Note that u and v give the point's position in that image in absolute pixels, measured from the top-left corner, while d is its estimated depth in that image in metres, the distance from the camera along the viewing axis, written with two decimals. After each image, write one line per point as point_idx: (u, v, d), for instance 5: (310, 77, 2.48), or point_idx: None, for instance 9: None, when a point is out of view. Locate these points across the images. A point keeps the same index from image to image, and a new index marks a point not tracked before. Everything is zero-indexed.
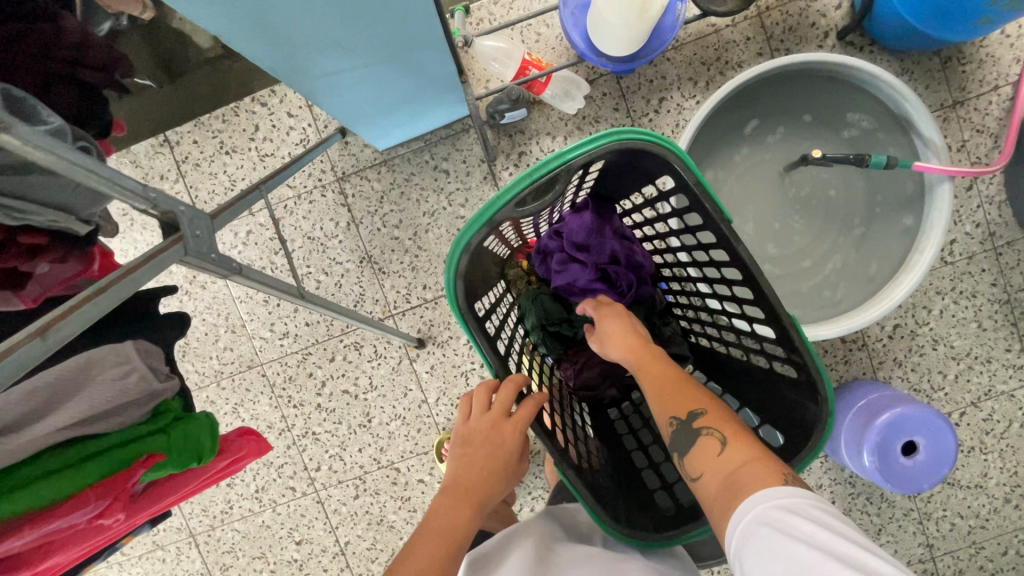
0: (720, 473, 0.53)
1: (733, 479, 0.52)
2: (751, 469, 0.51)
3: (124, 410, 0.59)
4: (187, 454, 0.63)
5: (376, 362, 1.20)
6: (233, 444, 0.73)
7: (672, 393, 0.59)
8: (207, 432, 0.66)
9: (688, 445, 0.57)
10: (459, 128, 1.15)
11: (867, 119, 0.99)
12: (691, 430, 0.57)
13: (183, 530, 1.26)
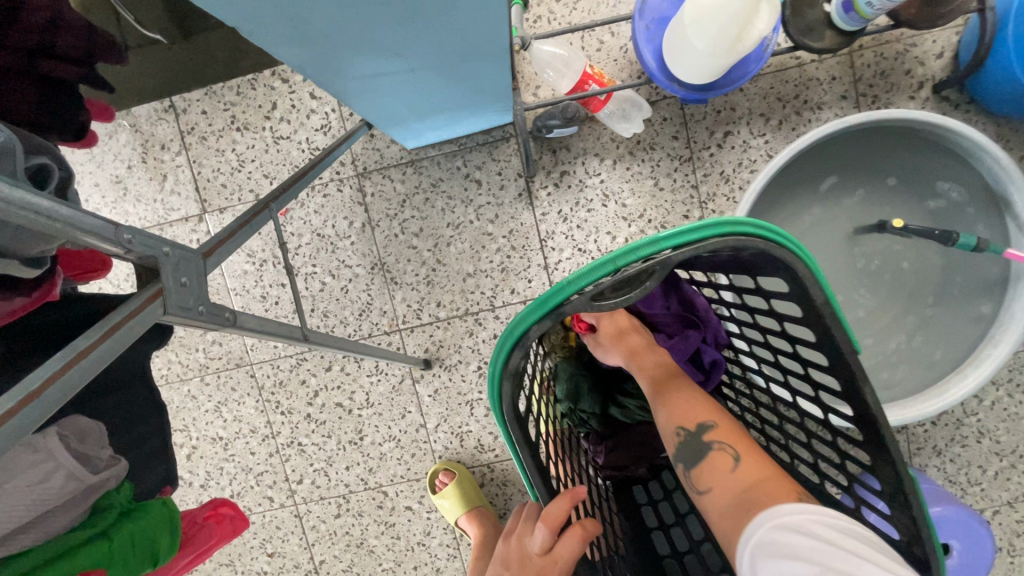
0: (731, 490, 0.51)
1: (746, 496, 0.49)
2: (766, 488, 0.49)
3: (42, 520, 0.46)
4: (138, 559, 0.50)
5: (376, 378, 1.10)
6: (202, 530, 0.64)
7: (682, 403, 0.58)
8: (157, 529, 0.53)
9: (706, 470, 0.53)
10: (500, 136, 1.03)
11: (958, 189, 0.88)
12: (701, 443, 0.54)
13: None
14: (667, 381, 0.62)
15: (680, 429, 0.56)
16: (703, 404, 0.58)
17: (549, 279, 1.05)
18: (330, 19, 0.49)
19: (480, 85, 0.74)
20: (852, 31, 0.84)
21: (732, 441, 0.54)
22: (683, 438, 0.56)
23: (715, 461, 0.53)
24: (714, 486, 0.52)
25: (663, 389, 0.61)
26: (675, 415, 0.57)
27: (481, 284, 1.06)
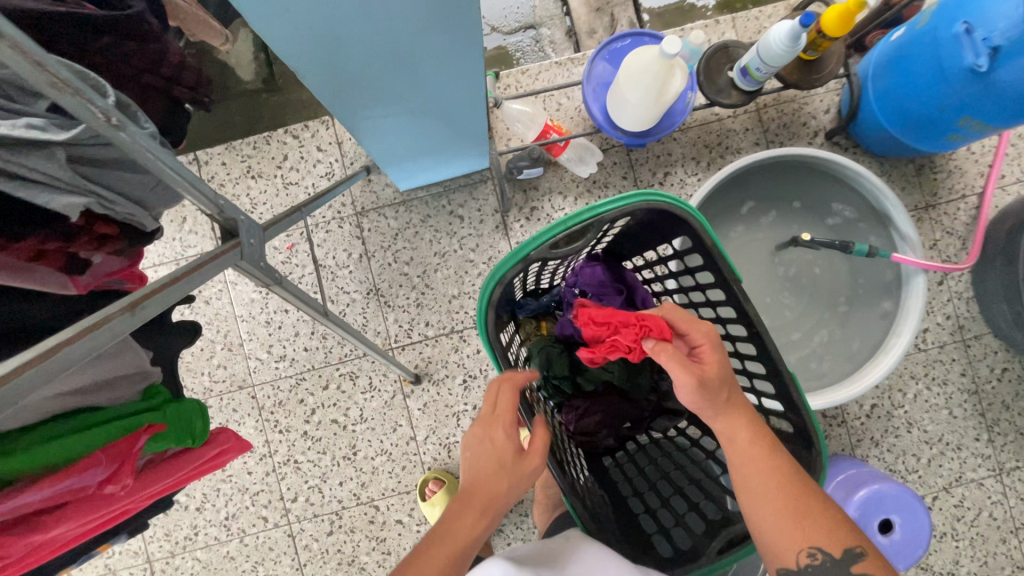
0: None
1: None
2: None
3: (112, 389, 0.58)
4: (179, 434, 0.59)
5: (369, 394, 1.21)
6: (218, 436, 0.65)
7: (819, 528, 0.57)
8: (194, 417, 0.61)
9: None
10: (478, 179, 1.23)
11: (849, 209, 1.09)
12: (843, 570, 0.56)
13: (141, 554, 1.20)
14: (789, 483, 0.58)
15: (813, 552, 0.57)
16: (839, 524, 0.57)
17: None
18: (367, 65, 0.65)
19: (462, 130, 0.93)
20: (751, 90, 1.08)
21: (871, 573, 0.56)
22: (813, 561, 0.57)
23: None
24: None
25: (791, 498, 0.57)
26: (813, 542, 0.56)
27: (465, 305, 1.21)
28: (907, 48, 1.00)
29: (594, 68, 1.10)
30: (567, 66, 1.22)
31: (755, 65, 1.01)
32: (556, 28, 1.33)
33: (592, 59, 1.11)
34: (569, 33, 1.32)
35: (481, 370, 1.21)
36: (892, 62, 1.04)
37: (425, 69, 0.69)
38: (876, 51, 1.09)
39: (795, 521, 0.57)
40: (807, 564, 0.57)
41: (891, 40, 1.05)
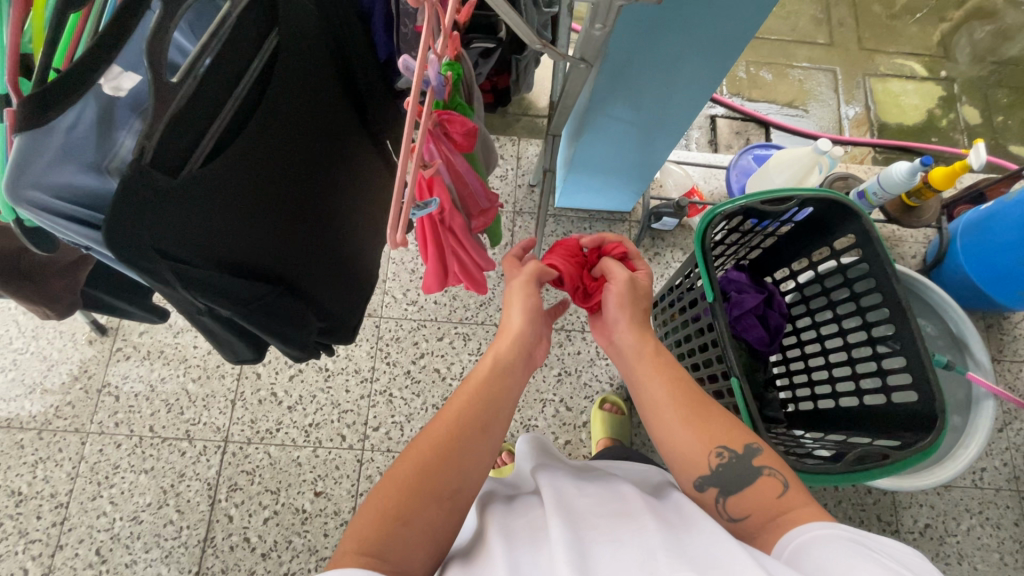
0: (780, 509, 0.56)
1: (788, 519, 0.54)
2: (813, 509, 0.54)
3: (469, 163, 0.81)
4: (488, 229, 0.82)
5: (474, 358, 1.34)
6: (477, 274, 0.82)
7: (720, 429, 0.61)
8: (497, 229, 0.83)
9: (733, 474, 0.59)
10: (618, 218, 1.47)
11: (932, 326, 1.28)
12: (749, 468, 0.59)
13: (221, 432, 1.26)
14: (681, 383, 0.64)
15: (721, 452, 0.60)
16: (732, 425, 0.62)
17: None
18: (649, 69, 0.90)
19: (645, 160, 1.19)
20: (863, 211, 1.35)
21: (770, 463, 0.60)
22: (722, 461, 0.60)
23: (766, 485, 0.58)
24: (753, 510, 0.57)
25: (688, 395, 0.63)
26: (715, 438, 0.60)
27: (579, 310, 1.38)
28: (994, 210, 1.25)
29: (742, 159, 1.37)
30: (712, 158, 1.51)
31: (874, 189, 1.28)
32: (702, 136, 1.66)
33: (739, 154, 1.40)
34: (711, 141, 1.65)
35: (577, 369, 1.34)
36: (980, 223, 1.28)
37: (672, 91, 0.95)
38: (965, 216, 1.34)
39: (693, 421, 0.61)
40: (718, 464, 0.60)
41: (981, 208, 1.30)
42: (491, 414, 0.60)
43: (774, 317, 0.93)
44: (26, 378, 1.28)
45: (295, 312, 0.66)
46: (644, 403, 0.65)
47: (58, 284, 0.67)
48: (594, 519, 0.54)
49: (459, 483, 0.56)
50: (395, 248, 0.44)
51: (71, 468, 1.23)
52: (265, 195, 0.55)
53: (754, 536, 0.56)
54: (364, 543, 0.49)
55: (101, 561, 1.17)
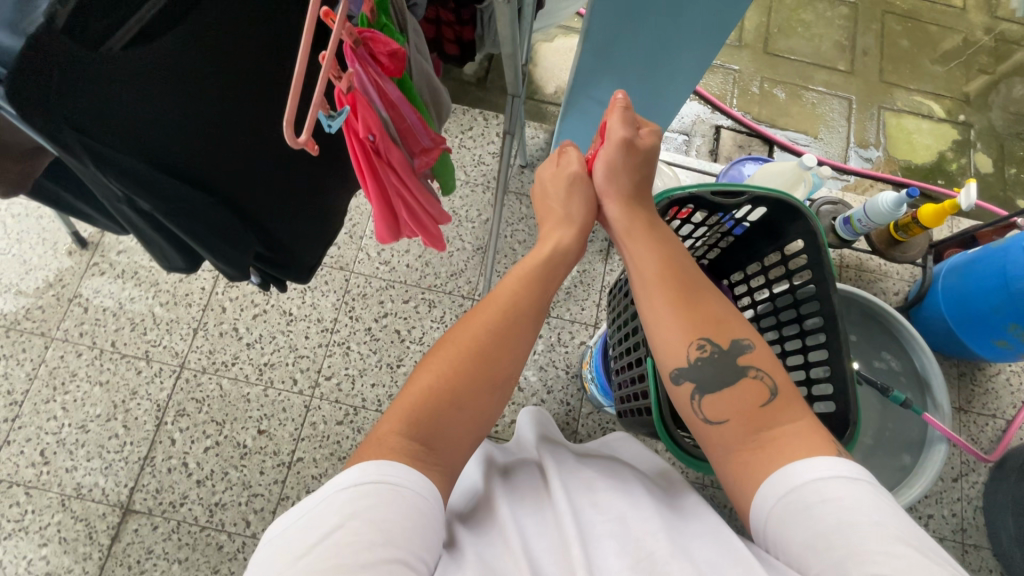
0: (757, 423, 0.59)
1: (766, 438, 0.58)
2: (795, 428, 0.57)
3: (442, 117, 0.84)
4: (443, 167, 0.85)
5: (436, 325, 1.34)
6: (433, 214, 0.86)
7: (707, 321, 0.65)
8: (445, 173, 0.86)
9: (715, 372, 0.63)
10: None
11: (896, 361, 1.25)
12: (738, 365, 0.62)
13: (178, 357, 1.29)
14: (681, 274, 0.68)
15: (703, 344, 0.64)
16: (727, 321, 0.65)
17: (597, 314, 1.37)
18: (630, 51, 0.89)
19: None
20: (847, 238, 1.33)
21: (758, 364, 0.62)
22: (703, 354, 0.64)
23: (750, 386, 0.61)
24: (730, 416, 0.61)
25: (684, 294, 0.66)
26: (701, 331, 0.64)
27: None
28: (978, 255, 1.22)
29: (734, 169, 1.36)
30: (707, 165, 1.50)
31: (859, 216, 1.27)
32: (703, 144, 1.65)
33: (730, 164, 1.38)
34: (711, 151, 1.63)
35: (535, 352, 1.34)
36: (963, 267, 1.25)
37: (655, 76, 0.94)
38: (952, 259, 1.31)
39: (685, 315, 0.65)
40: (697, 358, 0.64)
41: (967, 252, 1.26)
42: (521, 308, 0.67)
43: None
44: (3, 276, 1.32)
45: (229, 228, 0.67)
46: (642, 293, 0.69)
47: (13, 168, 0.67)
48: (597, 497, 0.60)
49: (494, 373, 0.63)
50: (291, 145, 0.48)
51: (31, 369, 1.27)
52: (206, 101, 0.56)
53: (731, 442, 0.59)
54: (412, 428, 0.56)
55: (44, 462, 1.21)
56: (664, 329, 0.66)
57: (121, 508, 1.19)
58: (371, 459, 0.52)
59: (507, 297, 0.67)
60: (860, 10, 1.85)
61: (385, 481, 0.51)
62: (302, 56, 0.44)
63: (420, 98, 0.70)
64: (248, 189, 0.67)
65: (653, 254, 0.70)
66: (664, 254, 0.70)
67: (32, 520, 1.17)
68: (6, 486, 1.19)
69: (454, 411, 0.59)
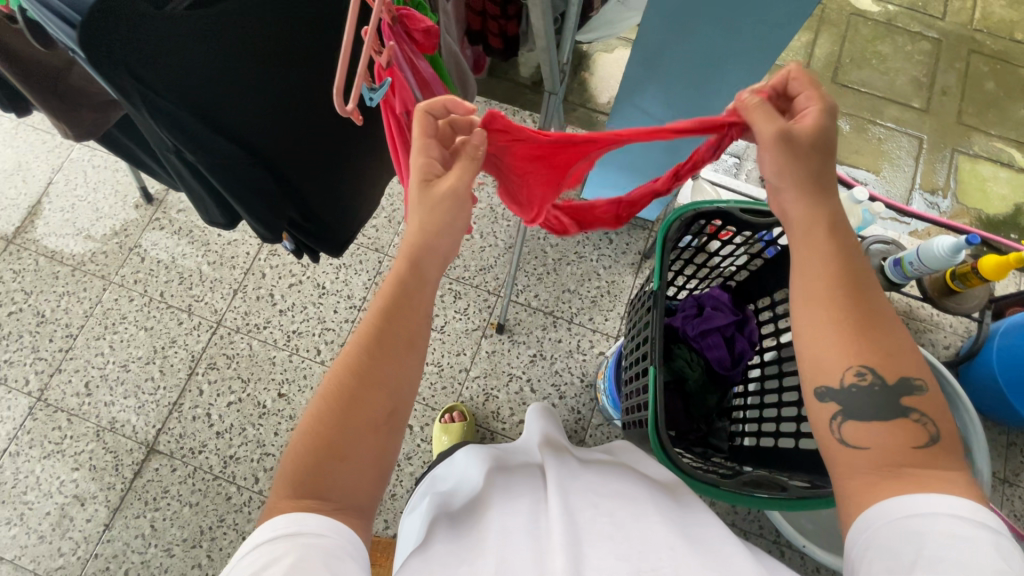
0: (903, 456, 0.50)
1: (909, 472, 0.49)
2: (938, 475, 0.48)
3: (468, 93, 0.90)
4: None
5: (460, 317, 1.36)
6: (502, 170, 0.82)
7: (878, 346, 0.53)
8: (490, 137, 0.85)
9: (872, 402, 0.52)
10: (640, 225, 1.45)
11: None
12: (900, 405, 0.52)
13: (216, 314, 1.37)
14: (855, 300, 0.54)
15: (863, 372, 0.52)
16: (898, 349, 0.53)
17: (620, 326, 1.36)
18: (678, 62, 0.88)
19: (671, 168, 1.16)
20: (897, 280, 1.26)
21: (923, 409, 0.52)
22: (862, 382, 0.53)
23: (903, 427, 0.52)
24: (875, 445, 0.52)
25: (854, 316, 0.53)
26: (866, 356, 0.53)
27: (572, 301, 1.38)
28: None
29: None
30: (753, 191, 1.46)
31: (911, 259, 1.19)
32: (754, 168, 1.60)
33: None
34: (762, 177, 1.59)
35: (553, 356, 1.33)
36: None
37: (700, 91, 0.93)
38: (1012, 317, 1.21)
39: (848, 337, 0.53)
40: (852, 385, 0.53)
41: None
42: (389, 333, 0.58)
43: (742, 343, 0.89)
44: (77, 220, 1.45)
45: (269, 190, 0.72)
46: (798, 309, 0.57)
47: (88, 115, 0.74)
48: (598, 503, 0.59)
49: (380, 407, 0.57)
50: (343, 115, 0.52)
51: (88, 307, 1.38)
52: (261, 68, 0.61)
53: (865, 474, 0.51)
54: (299, 487, 0.53)
55: (86, 394, 1.31)
56: (817, 347, 0.54)
57: (147, 446, 1.27)
58: (277, 514, 0.51)
59: (370, 323, 0.58)
60: (944, 47, 1.75)
61: (289, 529, 0.50)
62: (349, 30, 0.48)
63: (448, 76, 0.75)
64: (293, 155, 0.72)
65: (821, 262, 0.55)
66: (829, 268, 0.55)
67: (68, 445, 1.27)
68: (51, 410, 1.30)
69: (335, 461, 0.54)
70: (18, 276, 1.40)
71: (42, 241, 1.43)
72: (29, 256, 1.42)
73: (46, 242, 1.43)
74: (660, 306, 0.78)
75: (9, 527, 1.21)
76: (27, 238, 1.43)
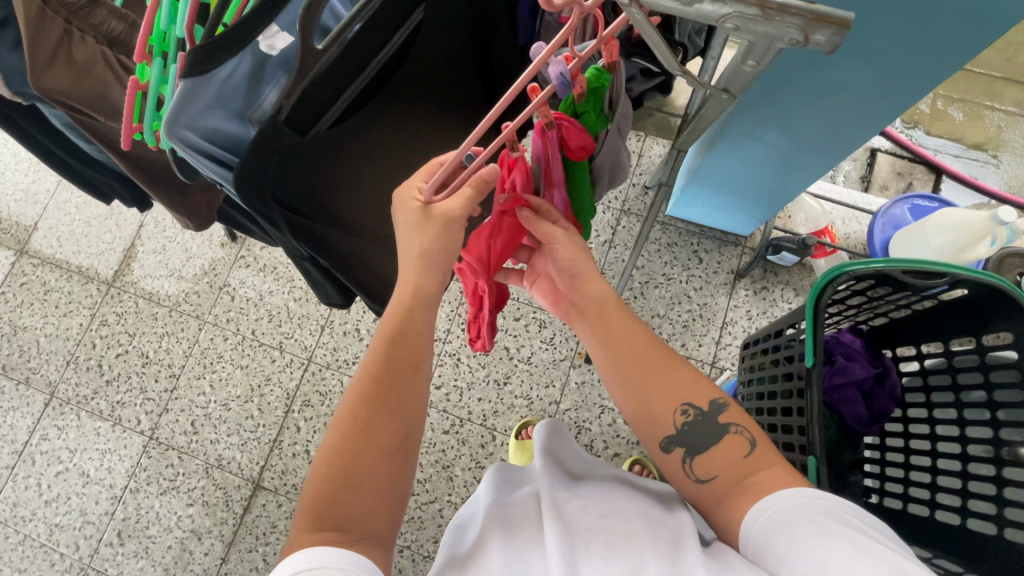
0: (743, 471, 0.56)
1: (752, 482, 0.54)
2: (774, 475, 0.54)
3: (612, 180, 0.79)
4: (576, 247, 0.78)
5: (546, 347, 1.33)
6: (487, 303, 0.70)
7: (685, 383, 0.61)
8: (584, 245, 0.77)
9: (700, 434, 0.59)
10: (731, 241, 1.36)
11: None
12: (718, 424, 0.58)
13: (306, 351, 1.39)
14: (649, 352, 0.62)
15: (685, 410, 0.60)
16: (697, 378, 0.61)
17: (716, 351, 1.29)
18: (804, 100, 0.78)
19: (778, 191, 1.06)
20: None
21: (737, 421, 0.58)
22: (687, 419, 0.59)
23: (731, 443, 0.57)
24: (719, 472, 0.57)
25: (661, 377, 0.61)
26: (680, 396, 0.60)
27: (662, 326, 1.32)
28: None
29: (895, 207, 1.19)
30: (858, 198, 1.34)
31: None
32: (854, 168, 1.47)
33: (892, 201, 1.20)
34: (863, 178, 1.45)
35: None
36: None
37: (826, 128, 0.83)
38: None
39: (654, 384, 0.60)
40: (682, 423, 0.59)
41: None
42: (398, 360, 0.59)
43: (881, 401, 0.82)
44: (169, 261, 1.49)
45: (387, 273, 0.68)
46: (616, 386, 0.63)
47: (201, 199, 0.77)
48: (598, 529, 0.55)
49: (393, 432, 0.56)
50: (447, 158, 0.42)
51: (186, 347, 1.43)
52: (376, 150, 0.58)
53: (721, 503, 0.55)
54: (319, 519, 0.51)
55: (193, 432, 1.37)
56: (642, 398, 0.61)
57: (253, 483, 1.32)
58: (296, 550, 0.48)
59: (378, 349, 0.59)
60: None
61: (309, 564, 0.46)
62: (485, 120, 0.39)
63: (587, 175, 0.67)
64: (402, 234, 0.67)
65: (625, 325, 0.64)
66: (631, 331, 0.64)
67: (182, 481, 1.34)
68: (163, 448, 1.37)
69: (355, 490, 0.53)
70: (121, 319, 1.47)
71: (139, 284, 1.49)
72: (129, 298, 1.48)
73: (143, 284, 1.49)
74: (816, 386, 0.67)
75: (137, 560, 1.30)
76: (126, 281, 1.49)
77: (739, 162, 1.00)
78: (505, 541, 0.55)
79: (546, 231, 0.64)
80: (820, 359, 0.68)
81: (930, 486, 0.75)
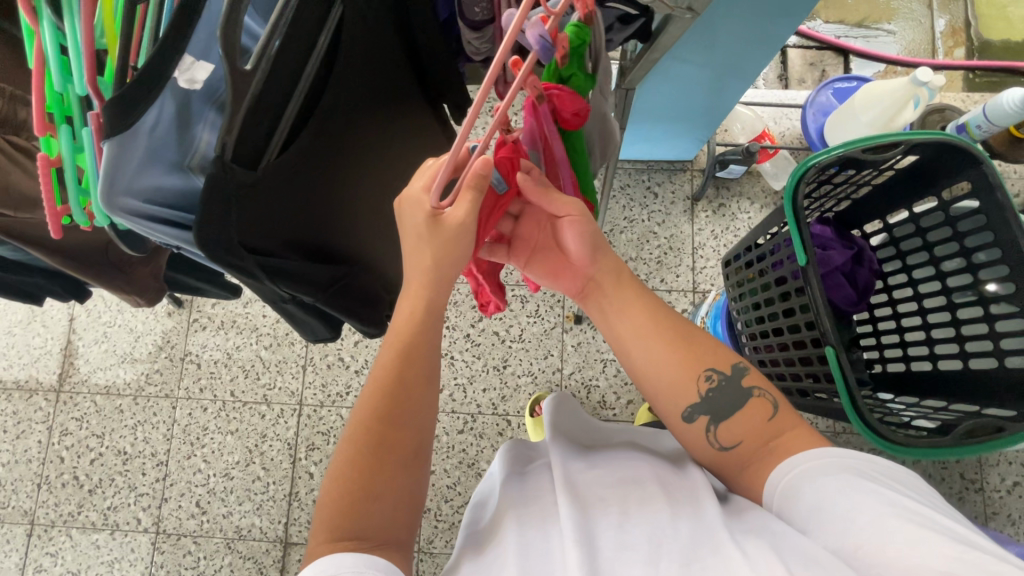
0: (764, 435, 0.58)
1: (776, 446, 0.57)
2: (796, 438, 0.57)
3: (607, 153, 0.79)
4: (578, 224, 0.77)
5: (533, 320, 1.33)
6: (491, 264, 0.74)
7: (705, 351, 0.61)
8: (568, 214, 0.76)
9: (727, 398, 0.59)
10: (678, 167, 1.38)
11: None
12: (742, 389, 0.60)
13: (295, 396, 1.33)
14: (666, 323, 0.62)
15: (709, 375, 0.60)
16: (714, 344, 0.62)
17: (693, 278, 1.32)
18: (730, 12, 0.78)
19: (714, 109, 1.07)
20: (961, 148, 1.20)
21: (759, 385, 0.60)
22: (712, 385, 0.60)
23: (757, 405, 0.59)
24: (742, 438, 0.58)
25: (678, 347, 0.61)
26: (705, 362, 0.60)
27: (638, 268, 1.33)
28: None
29: (820, 95, 1.23)
30: (783, 96, 1.38)
31: (978, 122, 1.12)
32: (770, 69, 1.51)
33: (816, 90, 1.24)
34: (781, 76, 1.49)
35: None
36: None
37: (753, 36, 0.84)
38: None
39: (676, 355, 0.60)
40: (707, 390, 0.60)
41: None
42: (410, 373, 0.55)
43: (865, 275, 0.85)
44: (117, 347, 1.38)
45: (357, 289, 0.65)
46: (635, 362, 0.62)
47: (145, 271, 0.79)
48: (610, 490, 0.53)
49: (409, 441, 0.53)
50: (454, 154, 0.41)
51: (166, 430, 1.34)
52: (329, 169, 0.56)
53: (744, 467, 0.57)
54: (337, 528, 0.49)
55: (202, 512, 1.29)
56: (663, 367, 0.60)
57: (282, 542, 1.26)
58: (312, 561, 0.47)
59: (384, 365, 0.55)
60: None
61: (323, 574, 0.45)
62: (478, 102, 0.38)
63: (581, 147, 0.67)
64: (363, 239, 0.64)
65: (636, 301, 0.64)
66: (644, 304, 0.64)
67: (206, 565, 1.27)
68: (174, 538, 1.28)
69: (373, 497, 0.50)
70: (83, 423, 1.35)
71: (91, 380, 1.37)
72: (84, 399, 1.36)
73: (94, 379, 1.37)
74: (815, 279, 0.70)
75: None
76: (75, 382, 1.37)
77: (674, 91, 1.01)
78: (519, 511, 0.52)
79: (559, 204, 0.61)
80: (812, 253, 0.70)
81: (929, 342, 0.79)
